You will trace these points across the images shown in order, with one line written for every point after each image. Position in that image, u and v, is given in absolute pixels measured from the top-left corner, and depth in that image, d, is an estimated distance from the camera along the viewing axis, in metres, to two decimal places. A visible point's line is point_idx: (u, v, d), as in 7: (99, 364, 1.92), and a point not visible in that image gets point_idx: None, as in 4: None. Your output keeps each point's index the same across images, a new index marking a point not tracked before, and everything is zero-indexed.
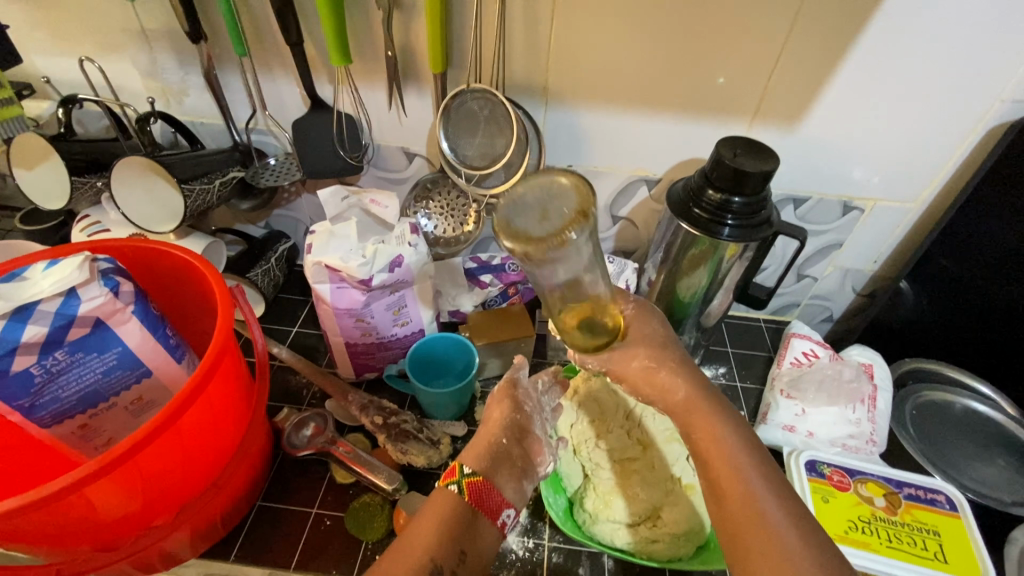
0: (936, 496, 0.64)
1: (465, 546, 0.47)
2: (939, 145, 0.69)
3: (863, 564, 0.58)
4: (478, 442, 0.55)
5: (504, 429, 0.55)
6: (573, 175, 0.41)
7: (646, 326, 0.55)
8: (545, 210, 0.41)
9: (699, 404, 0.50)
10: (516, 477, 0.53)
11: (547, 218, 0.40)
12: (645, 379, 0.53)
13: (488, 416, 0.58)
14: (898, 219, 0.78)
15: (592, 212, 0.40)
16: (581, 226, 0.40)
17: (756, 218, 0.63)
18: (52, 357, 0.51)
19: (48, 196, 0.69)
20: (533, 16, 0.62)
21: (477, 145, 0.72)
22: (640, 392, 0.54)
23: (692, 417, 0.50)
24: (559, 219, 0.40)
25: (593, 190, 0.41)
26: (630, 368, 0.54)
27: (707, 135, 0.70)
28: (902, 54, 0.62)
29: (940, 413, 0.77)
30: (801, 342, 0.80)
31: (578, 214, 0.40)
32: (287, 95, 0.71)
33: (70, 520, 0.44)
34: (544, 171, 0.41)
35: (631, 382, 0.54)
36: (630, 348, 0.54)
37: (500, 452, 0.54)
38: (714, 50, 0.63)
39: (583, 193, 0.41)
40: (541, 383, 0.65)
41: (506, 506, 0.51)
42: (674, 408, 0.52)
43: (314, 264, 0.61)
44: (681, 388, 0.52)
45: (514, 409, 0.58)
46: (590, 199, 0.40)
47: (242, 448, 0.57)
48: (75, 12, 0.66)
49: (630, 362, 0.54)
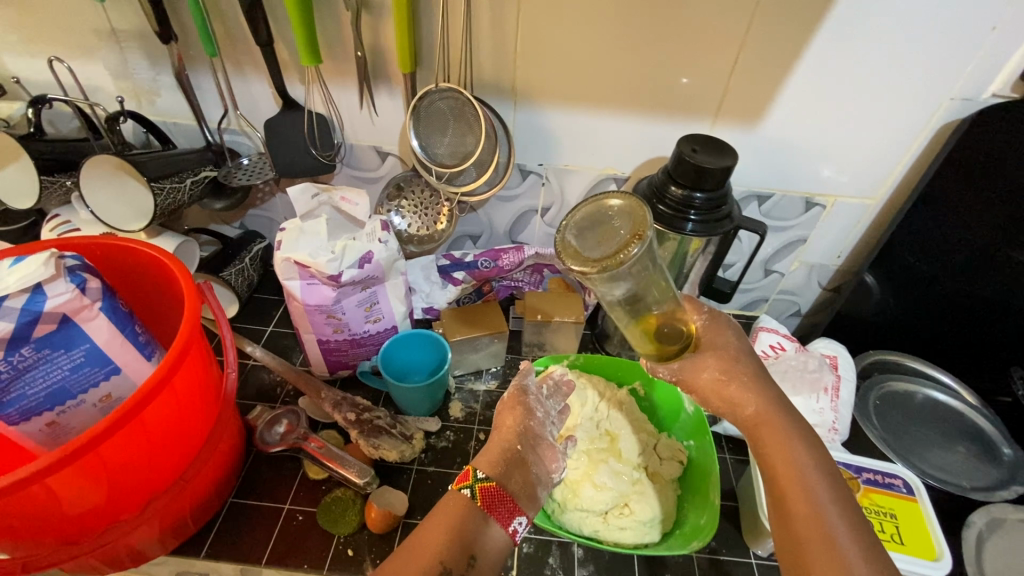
0: (893, 480, 0.65)
1: (475, 551, 0.47)
2: (894, 142, 0.72)
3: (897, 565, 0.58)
4: (492, 449, 0.54)
5: (521, 438, 0.54)
6: (628, 201, 0.46)
7: (719, 338, 0.54)
8: (606, 235, 0.46)
9: (770, 417, 0.50)
10: (530, 485, 0.52)
11: (605, 242, 0.45)
12: (716, 392, 0.53)
13: (501, 424, 0.57)
14: (858, 215, 0.80)
15: (647, 233, 0.44)
16: (638, 244, 0.43)
17: (718, 213, 0.65)
18: (18, 354, 0.51)
19: (15, 194, 0.67)
20: (500, 16, 0.64)
21: (448, 144, 0.73)
22: (710, 403, 0.54)
23: (760, 430, 0.50)
24: (617, 240, 0.45)
25: (648, 215, 0.45)
26: (701, 378, 0.53)
27: (672, 133, 0.72)
28: (854, 54, 0.64)
29: (902, 403, 0.79)
30: (768, 335, 0.81)
31: (634, 237, 0.44)
32: (259, 95, 0.72)
33: (32, 513, 0.44)
34: (599, 198, 0.48)
35: (702, 392, 0.54)
36: (700, 359, 0.53)
37: (515, 458, 0.53)
38: (677, 49, 0.65)
39: (639, 217, 0.46)
40: (547, 389, 0.63)
41: (518, 514, 0.49)
42: (743, 422, 0.52)
43: (284, 261, 0.61)
44: (753, 402, 0.51)
45: (528, 417, 0.57)
46: (644, 223, 0.44)
47: (210, 443, 0.57)
48: (43, 13, 0.66)
49: (700, 373, 0.53)
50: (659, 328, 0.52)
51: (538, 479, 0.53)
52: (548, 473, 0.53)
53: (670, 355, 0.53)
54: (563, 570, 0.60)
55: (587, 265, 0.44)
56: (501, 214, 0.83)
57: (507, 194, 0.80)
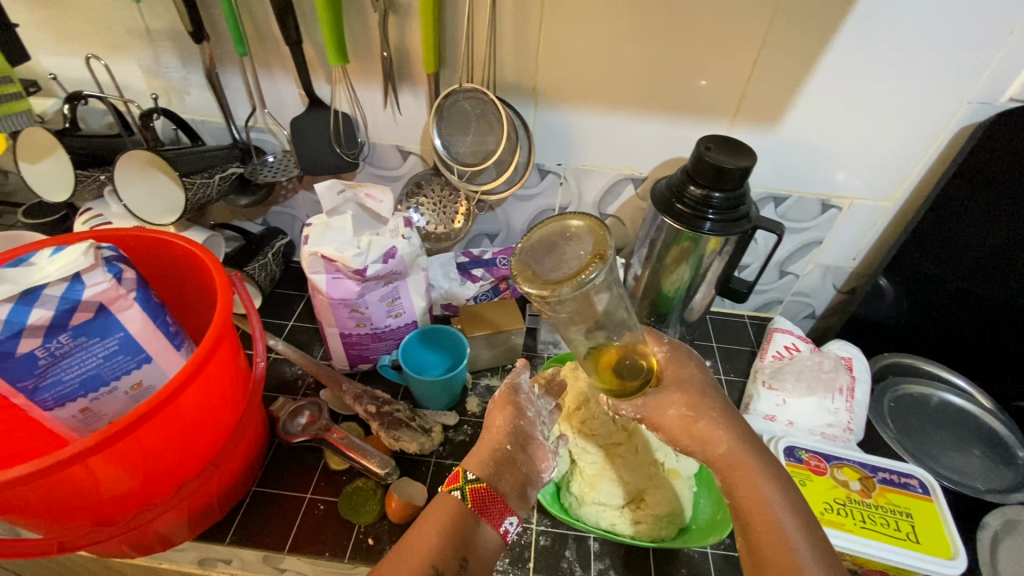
0: (909, 480, 0.65)
1: (467, 554, 0.48)
2: (911, 145, 0.73)
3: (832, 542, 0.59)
4: (481, 448, 0.54)
5: (508, 436, 0.55)
6: (587, 220, 0.45)
7: (684, 369, 0.57)
8: (563, 255, 0.44)
9: (743, 459, 0.50)
10: (517, 482, 0.53)
11: (563, 265, 0.43)
12: (684, 430, 0.54)
13: (489, 423, 0.57)
14: (874, 218, 0.81)
15: (608, 253, 0.42)
16: (599, 265, 0.41)
17: (735, 213, 0.66)
18: (56, 340, 0.52)
19: (51, 187, 0.69)
20: (523, 17, 0.65)
21: (469, 143, 0.74)
22: (680, 442, 0.54)
23: (736, 474, 0.50)
24: (577, 262, 0.43)
25: (608, 234, 0.43)
26: (668, 417, 0.55)
27: (691, 135, 0.73)
28: (872, 57, 0.65)
29: (917, 406, 0.79)
30: (784, 336, 0.83)
31: (595, 257, 0.42)
32: (286, 94, 0.74)
33: (70, 493, 0.46)
34: (560, 219, 0.46)
35: (670, 432, 0.55)
36: (665, 396, 0.56)
37: (502, 458, 0.53)
38: (698, 50, 0.66)
39: (600, 237, 0.44)
40: (539, 390, 0.63)
41: (508, 514, 0.51)
42: (716, 461, 0.52)
43: (311, 255, 0.63)
44: (724, 441, 0.52)
45: (517, 416, 0.57)
46: (605, 242, 0.42)
47: (238, 433, 0.58)
48: (82, 12, 0.68)
49: (666, 410, 0.55)
50: (619, 361, 0.51)
51: (529, 479, 0.54)
52: (538, 472, 0.54)
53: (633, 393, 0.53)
54: (579, 562, 0.60)
55: (546, 287, 0.41)
56: (519, 213, 0.84)
57: (525, 193, 0.81)
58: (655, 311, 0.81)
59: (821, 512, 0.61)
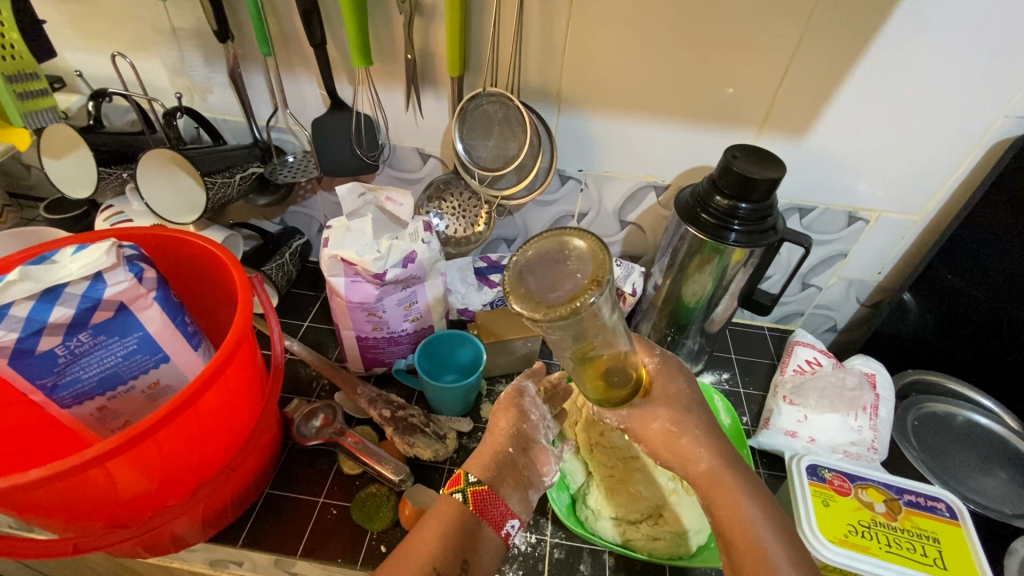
0: (937, 503, 0.63)
1: (469, 556, 0.48)
2: (944, 158, 0.71)
3: (822, 554, 0.58)
4: (485, 452, 0.54)
5: (511, 438, 0.55)
6: (589, 238, 0.40)
7: (671, 385, 0.55)
8: (560, 273, 0.40)
9: (731, 479, 0.49)
10: (522, 490, 0.53)
11: (558, 285, 0.39)
12: (666, 445, 0.52)
13: (494, 426, 0.56)
14: (902, 232, 0.79)
15: (606, 280, 0.38)
16: (596, 292, 0.37)
17: (762, 224, 0.64)
18: (76, 339, 0.53)
19: (74, 184, 0.70)
20: (549, 21, 0.64)
21: (491, 148, 0.73)
22: (659, 455, 0.53)
23: (724, 494, 0.48)
24: (573, 285, 0.39)
25: (609, 259, 0.39)
26: (651, 430, 0.53)
27: (716, 143, 0.72)
28: (907, 68, 0.63)
29: (943, 425, 0.77)
30: (805, 350, 0.82)
31: (592, 282, 0.38)
32: (308, 95, 0.73)
33: (87, 495, 0.45)
34: (560, 234, 0.41)
35: (651, 445, 0.53)
36: (652, 409, 0.53)
37: (507, 464, 0.53)
38: (727, 57, 0.65)
39: (600, 260, 0.39)
40: (546, 398, 0.62)
41: (510, 517, 0.51)
42: (696, 480, 0.50)
43: (331, 258, 0.62)
44: (712, 459, 0.50)
45: (521, 419, 0.56)
46: (605, 266, 0.38)
47: (254, 436, 0.58)
48: (109, 10, 0.68)
49: (651, 424, 0.53)
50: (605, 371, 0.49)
51: (531, 482, 0.54)
52: (540, 475, 0.54)
53: (616, 403, 0.53)
54: None
55: (536, 311, 0.38)
56: (538, 218, 0.83)
57: (545, 199, 0.80)
58: (675, 321, 0.80)
59: (841, 535, 0.59)
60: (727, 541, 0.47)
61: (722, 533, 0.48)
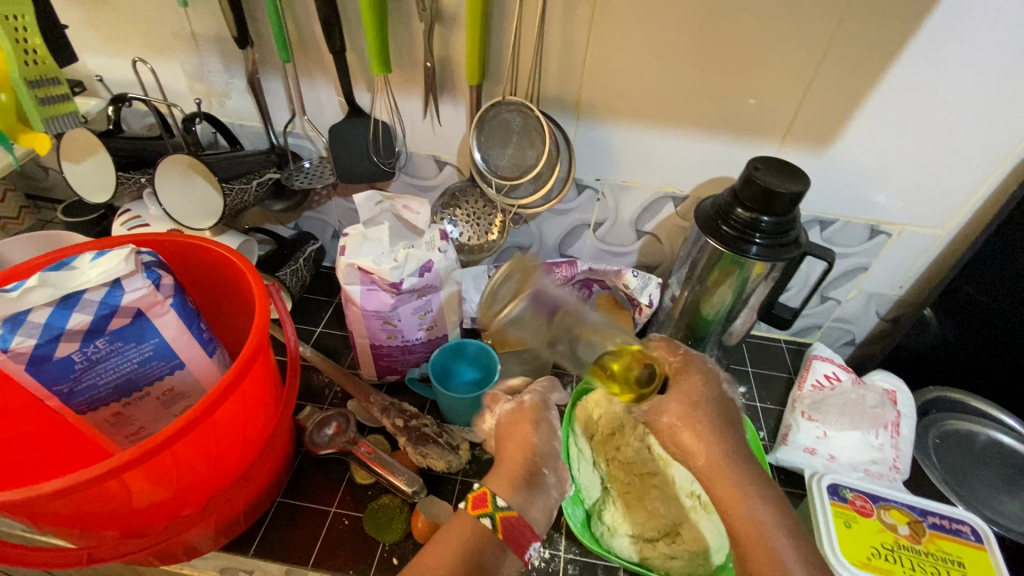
0: (962, 526, 0.61)
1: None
2: (971, 172, 0.69)
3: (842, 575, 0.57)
4: (501, 466, 0.53)
5: (528, 453, 0.54)
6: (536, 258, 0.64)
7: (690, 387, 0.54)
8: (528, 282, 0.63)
9: (755, 499, 0.48)
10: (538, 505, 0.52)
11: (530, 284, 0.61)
12: (672, 438, 0.53)
13: (511, 439, 0.56)
14: (925, 246, 0.77)
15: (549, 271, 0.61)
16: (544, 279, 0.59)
17: (784, 238, 0.63)
18: (93, 345, 0.53)
19: (93, 188, 0.69)
20: (570, 30, 0.64)
21: (509, 156, 0.73)
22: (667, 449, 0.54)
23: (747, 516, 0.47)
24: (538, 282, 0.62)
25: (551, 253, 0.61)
26: (661, 422, 0.54)
27: (737, 154, 0.71)
28: (935, 80, 0.62)
29: (963, 443, 0.76)
30: (823, 364, 0.80)
31: None
32: (326, 101, 0.73)
33: (104, 505, 0.45)
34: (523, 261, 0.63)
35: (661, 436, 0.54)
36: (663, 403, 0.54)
37: (523, 479, 0.52)
38: (750, 67, 0.64)
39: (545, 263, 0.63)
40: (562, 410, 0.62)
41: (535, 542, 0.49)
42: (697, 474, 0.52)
43: (347, 266, 0.62)
44: (733, 478, 0.49)
45: (549, 436, 0.56)
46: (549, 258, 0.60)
47: (268, 445, 0.57)
48: (131, 15, 0.68)
49: (661, 416, 0.54)
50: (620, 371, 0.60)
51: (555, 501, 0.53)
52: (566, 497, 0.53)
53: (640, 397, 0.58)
54: None
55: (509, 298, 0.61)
56: (553, 227, 0.82)
57: (561, 208, 0.80)
58: (692, 333, 0.79)
59: (863, 558, 0.58)
60: (748, 564, 0.45)
61: (744, 555, 0.46)
